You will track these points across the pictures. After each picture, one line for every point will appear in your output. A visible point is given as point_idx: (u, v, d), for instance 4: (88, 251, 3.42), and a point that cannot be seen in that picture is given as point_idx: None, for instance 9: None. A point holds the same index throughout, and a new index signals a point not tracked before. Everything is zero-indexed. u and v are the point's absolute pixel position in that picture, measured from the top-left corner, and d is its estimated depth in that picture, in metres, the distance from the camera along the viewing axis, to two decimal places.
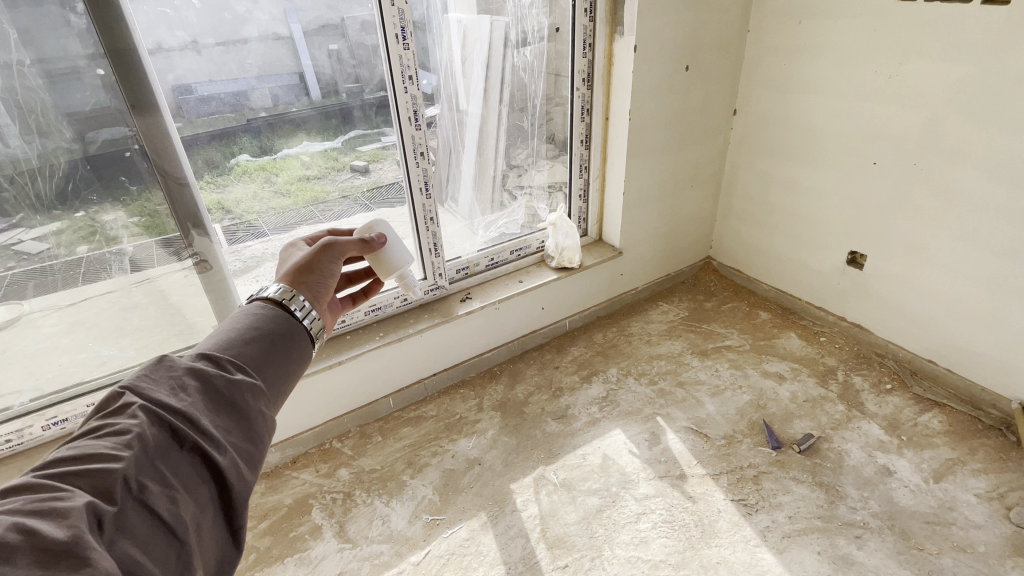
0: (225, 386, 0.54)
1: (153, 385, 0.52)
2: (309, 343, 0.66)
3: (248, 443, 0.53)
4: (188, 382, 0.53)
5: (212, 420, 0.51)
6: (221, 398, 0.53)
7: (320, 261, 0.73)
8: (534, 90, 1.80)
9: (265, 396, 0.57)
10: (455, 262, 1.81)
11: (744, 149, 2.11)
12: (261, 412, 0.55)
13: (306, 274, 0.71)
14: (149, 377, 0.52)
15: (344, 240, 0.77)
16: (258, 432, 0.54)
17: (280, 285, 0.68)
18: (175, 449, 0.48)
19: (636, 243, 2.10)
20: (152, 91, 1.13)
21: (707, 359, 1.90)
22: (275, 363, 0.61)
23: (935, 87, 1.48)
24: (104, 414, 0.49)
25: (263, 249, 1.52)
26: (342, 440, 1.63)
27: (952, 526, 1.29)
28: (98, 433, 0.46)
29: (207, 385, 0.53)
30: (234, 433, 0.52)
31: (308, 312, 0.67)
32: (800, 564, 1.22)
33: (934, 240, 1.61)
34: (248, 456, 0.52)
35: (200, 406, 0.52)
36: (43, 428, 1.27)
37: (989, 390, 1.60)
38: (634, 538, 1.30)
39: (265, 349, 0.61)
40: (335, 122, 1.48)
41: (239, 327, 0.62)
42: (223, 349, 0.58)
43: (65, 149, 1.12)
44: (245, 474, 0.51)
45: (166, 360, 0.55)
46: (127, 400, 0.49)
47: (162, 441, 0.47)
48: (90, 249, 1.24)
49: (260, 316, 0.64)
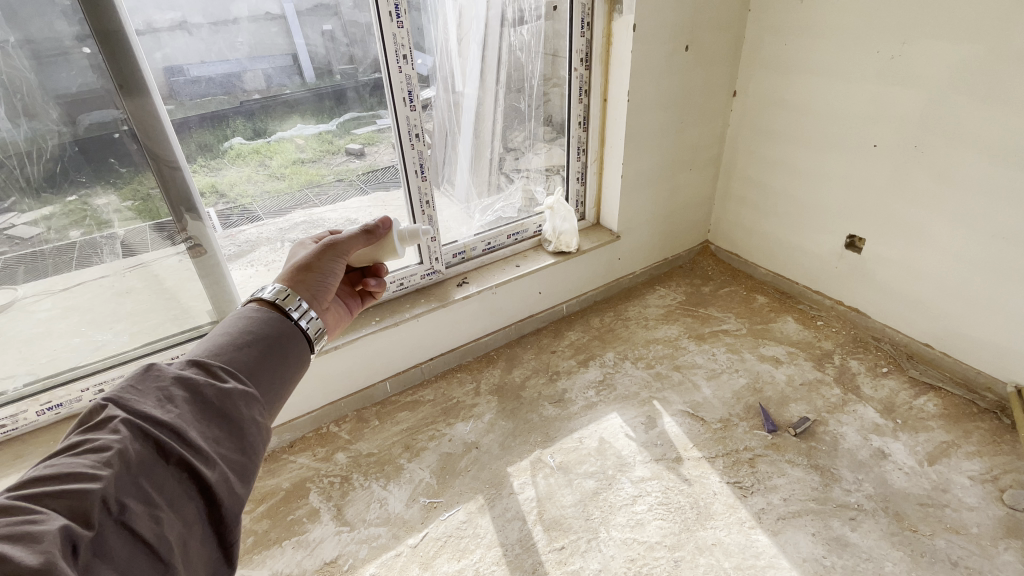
0: (214, 395, 0.53)
1: (140, 397, 0.50)
2: (306, 346, 0.66)
3: (240, 454, 0.51)
4: (176, 393, 0.52)
5: (201, 431, 0.50)
6: (210, 408, 0.52)
7: (323, 262, 0.78)
8: (532, 70, 1.75)
9: (258, 404, 0.56)
10: (452, 246, 1.80)
11: (743, 131, 2.09)
12: (253, 421, 0.54)
13: (307, 274, 0.75)
14: (135, 388, 0.51)
15: (345, 240, 0.81)
16: (250, 442, 0.53)
17: (277, 285, 0.69)
18: (161, 464, 0.46)
19: (634, 227, 2.09)
20: (140, 72, 1.11)
21: (703, 342, 1.90)
22: (268, 369, 0.60)
23: (938, 68, 1.46)
24: (86, 428, 0.47)
25: (257, 232, 1.53)
26: (339, 424, 1.63)
27: (946, 507, 1.30)
28: (78, 451, 0.44)
29: (195, 395, 0.52)
30: (225, 444, 0.51)
31: (305, 312, 0.67)
32: (795, 546, 1.23)
33: (934, 223, 1.60)
34: (241, 468, 0.51)
35: (188, 417, 0.50)
36: (38, 414, 1.28)
37: (985, 373, 1.61)
38: (630, 520, 1.31)
39: (257, 355, 0.60)
40: (329, 103, 1.45)
41: (232, 331, 0.61)
42: (214, 355, 0.57)
43: (55, 131, 1.10)
44: (236, 488, 0.49)
45: (153, 369, 0.53)
46: (111, 413, 0.48)
47: (147, 457, 0.46)
48: (84, 233, 1.23)
49: (255, 319, 0.63)
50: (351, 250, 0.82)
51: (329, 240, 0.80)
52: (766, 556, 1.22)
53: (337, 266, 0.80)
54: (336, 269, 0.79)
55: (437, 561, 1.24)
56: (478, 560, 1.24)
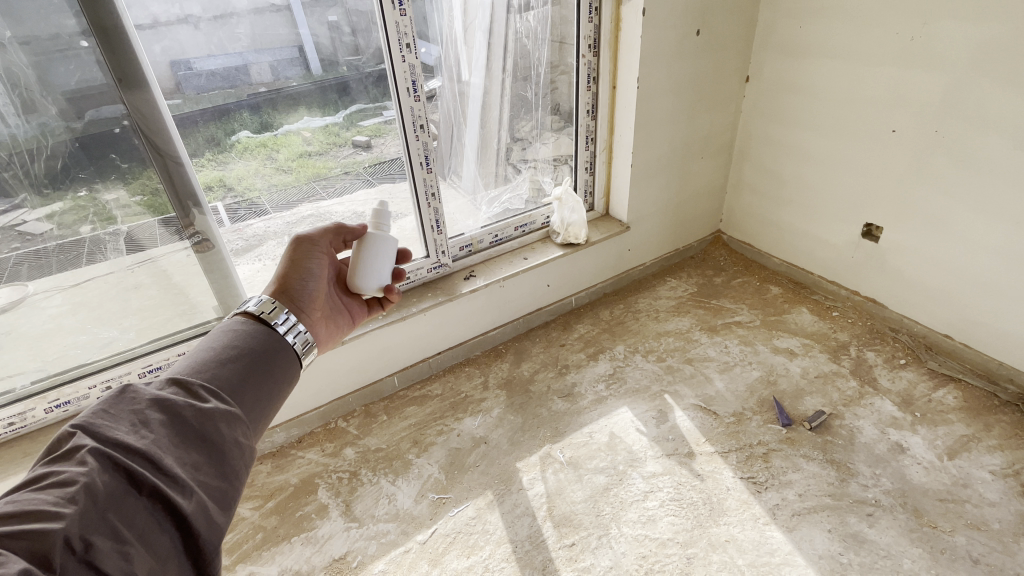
0: (194, 417, 0.51)
1: (113, 423, 0.49)
2: (295, 359, 0.66)
3: (220, 479, 0.50)
4: (151, 417, 0.50)
5: (177, 457, 0.49)
6: (189, 430, 0.51)
7: (297, 270, 0.81)
8: (538, 57, 1.71)
9: (241, 424, 0.55)
10: (458, 239, 1.77)
11: (756, 117, 2.04)
12: (236, 442, 0.53)
13: (286, 284, 0.78)
14: (109, 412, 0.50)
15: (313, 240, 0.86)
16: (232, 467, 0.51)
17: (261, 298, 0.68)
18: (133, 495, 0.44)
19: (644, 217, 2.05)
20: (139, 65, 1.08)
21: (716, 335, 1.87)
22: (252, 386, 0.59)
23: (961, 49, 1.41)
24: (53, 458, 0.46)
25: (264, 227, 1.51)
26: (347, 419, 1.63)
27: (966, 503, 1.27)
28: (43, 485, 0.43)
29: (172, 419, 0.51)
30: (204, 469, 0.49)
31: (291, 326, 0.67)
32: (810, 542, 1.21)
33: (953, 209, 1.55)
34: (220, 494, 0.49)
35: (164, 442, 0.49)
36: (46, 411, 1.28)
37: (1007, 365, 1.56)
38: (642, 516, 1.29)
39: (241, 372, 0.59)
40: (333, 96, 1.42)
41: (215, 347, 0.60)
42: (195, 374, 0.56)
43: (61, 127, 1.09)
44: (216, 517, 0.48)
45: (129, 391, 0.52)
46: (80, 442, 0.46)
47: (116, 488, 0.44)
48: (92, 228, 1.22)
49: (239, 334, 0.63)
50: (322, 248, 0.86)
51: (298, 243, 0.84)
52: (780, 553, 1.19)
53: (311, 266, 0.83)
54: (312, 273, 0.82)
55: (446, 557, 1.24)
56: (487, 557, 1.23)
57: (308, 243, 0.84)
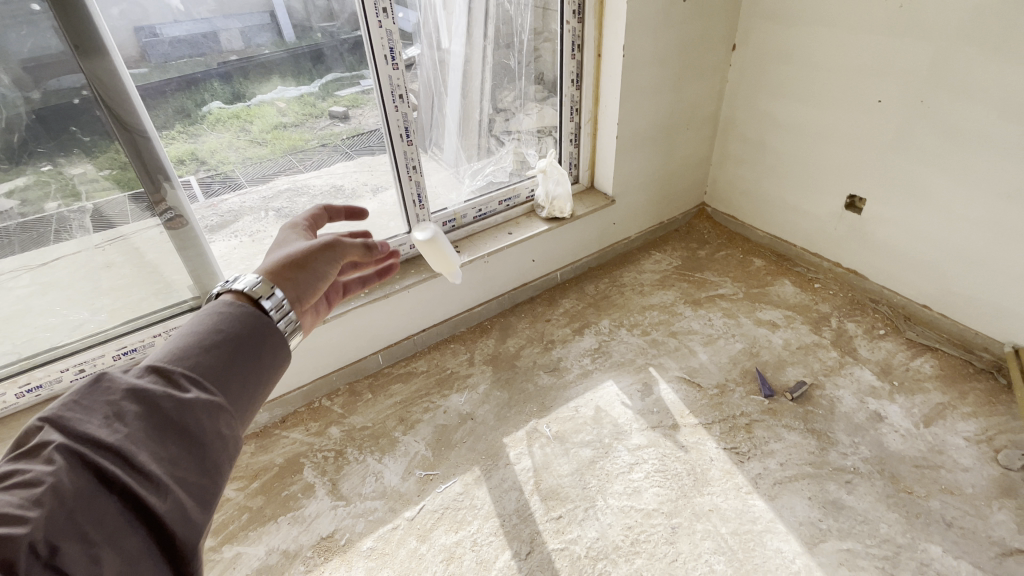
0: (172, 409, 0.47)
1: (85, 415, 0.44)
2: (286, 341, 0.60)
3: (200, 476, 0.46)
4: (126, 408, 0.46)
5: (153, 453, 0.44)
6: (166, 423, 0.46)
7: (313, 266, 0.69)
8: (521, 24, 1.65)
9: (225, 415, 0.50)
10: (441, 214, 1.73)
11: (742, 87, 2.01)
12: (219, 435, 0.49)
13: (293, 273, 0.67)
14: (81, 402, 0.45)
15: (347, 244, 0.74)
16: (213, 461, 0.48)
17: (257, 277, 0.61)
18: (103, 495, 0.41)
19: (629, 190, 2.03)
20: (97, 30, 1.02)
21: (700, 308, 1.88)
22: (240, 372, 0.54)
23: (949, 17, 1.39)
24: (20, 453, 0.42)
25: (240, 202, 1.48)
26: (331, 398, 1.61)
27: (941, 468, 1.31)
28: (6, 485, 0.39)
29: (149, 410, 0.46)
30: (182, 465, 0.45)
31: (284, 311, 0.61)
32: (791, 509, 1.24)
33: (936, 181, 1.56)
34: (200, 491, 0.46)
35: (138, 437, 0.45)
36: (17, 396, 1.23)
37: (982, 334, 1.60)
38: (627, 487, 1.31)
39: (227, 356, 0.53)
40: (307, 65, 1.36)
41: (199, 327, 0.55)
42: (176, 359, 0.51)
43: (19, 99, 1.02)
44: (194, 516, 0.44)
45: (104, 379, 0.47)
46: (47, 437, 0.42)
47: (85, 488, 0.41)
48: (58, 205, 1.16)
49: (225, 314, 0.57)
50: (348, 255, 0.74)
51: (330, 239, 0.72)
52: (762, 520, 1.22)
53: (326, 268, 0.71)
54: (322, 274, 0.70)
55: (434, 533, 1.24)
56: (475, 532, 1.24)
57: (342, 242, 0.72)
